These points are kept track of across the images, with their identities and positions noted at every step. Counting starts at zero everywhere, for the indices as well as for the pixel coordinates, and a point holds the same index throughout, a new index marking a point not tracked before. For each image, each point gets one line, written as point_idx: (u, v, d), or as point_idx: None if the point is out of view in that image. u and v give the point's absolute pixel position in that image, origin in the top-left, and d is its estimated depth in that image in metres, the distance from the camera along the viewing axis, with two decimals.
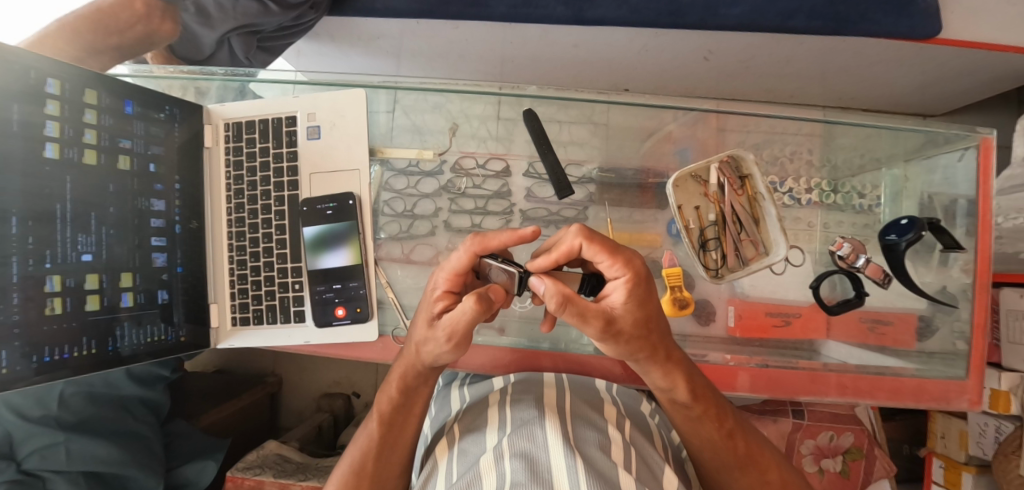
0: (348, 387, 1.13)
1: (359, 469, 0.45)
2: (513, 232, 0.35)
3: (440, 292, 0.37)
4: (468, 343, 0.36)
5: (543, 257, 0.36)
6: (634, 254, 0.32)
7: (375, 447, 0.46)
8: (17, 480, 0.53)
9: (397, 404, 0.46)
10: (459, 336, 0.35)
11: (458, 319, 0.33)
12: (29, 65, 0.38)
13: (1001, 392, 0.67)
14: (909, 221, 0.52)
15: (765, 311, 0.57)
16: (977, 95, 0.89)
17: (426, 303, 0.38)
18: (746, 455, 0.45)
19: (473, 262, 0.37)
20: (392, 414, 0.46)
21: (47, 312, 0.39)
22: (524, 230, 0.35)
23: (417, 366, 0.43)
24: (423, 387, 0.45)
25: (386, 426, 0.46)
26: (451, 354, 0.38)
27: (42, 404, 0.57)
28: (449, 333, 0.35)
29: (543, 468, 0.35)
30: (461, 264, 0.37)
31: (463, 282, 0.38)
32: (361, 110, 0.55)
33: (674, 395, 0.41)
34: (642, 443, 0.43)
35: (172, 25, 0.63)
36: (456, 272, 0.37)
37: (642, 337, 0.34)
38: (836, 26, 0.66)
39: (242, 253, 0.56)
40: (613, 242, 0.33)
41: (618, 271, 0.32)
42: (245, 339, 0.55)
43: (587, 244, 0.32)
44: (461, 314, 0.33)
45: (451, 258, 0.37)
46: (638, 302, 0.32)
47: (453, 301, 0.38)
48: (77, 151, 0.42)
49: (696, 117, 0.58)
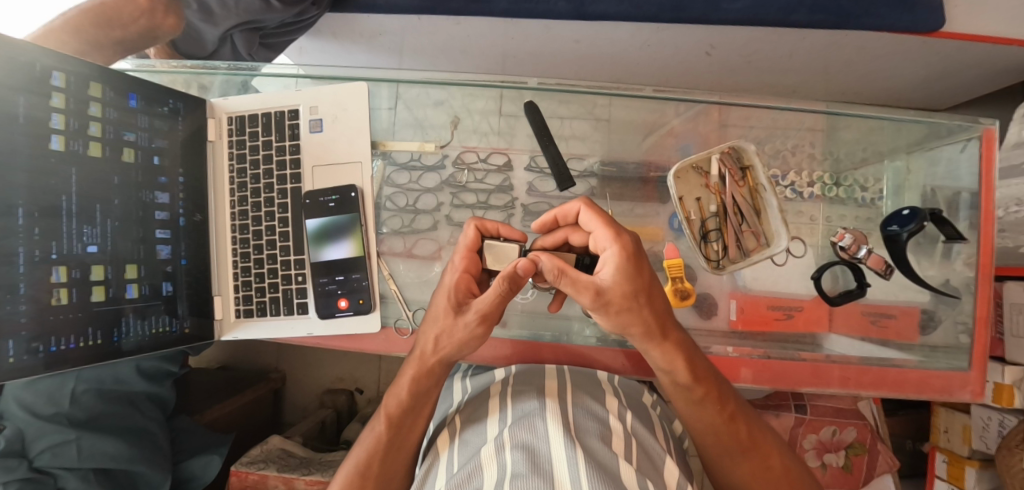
0: (351, 382, 1.14)
1: (366, 472, 0.45)
2: (508, 226, 0.46)
3: (459, 271, 0.42)
4: (496, 322, 0.40)
5: (547, 214, 0.46)
6: (625, 231, 0.36)
7: (382, 448, 0.46)
8: (28, 478, 0.53)
9: (406, 406, 0.46)
10: (490, 317, 0.39)
11: (491, 301, 0.37)
12: (33, 58, 0.38)
13: (1004, 386, 0.67)
14: (911, 211, 0.52)
15: (767, 304, 0.57)
16: (979, 90, 0.89)
17: (445, 291, 0.42)
18: (747, 438, 0.45)
19: (479, 241, 0.45)
20: (399, 416, 0.46)
21: (53, 302, 0.39)
22: (514, 229, 0.47)
23: (436, 363, 0.44)
24: (433, 389, 0.46)
25: (394, 428, 0.47)
26: (478, 338, 0.41)
27: (54, 403, 0.57)
28: (479, 309, 0.38)
29: (544, 460, 0.35)
30: (471, 242, 0.44)
31: (475, 261, 0.44)
32: (363, 103, 0.56)
33: (675, 377, 0.42)
34: (642, 435, 0.43)
35: (175, 19, 0.62)
36: (468, 250, 0.44)
37: (635, 312, 0.35)
38: (839, 20, 0.65)
39: (245, 246, 0.56)
40: (608, 216, 0.38)
41: (608, 242, 0.36)
42: (249, 331, 0.56)
43: (585, 209, 0.39)
44: (494, 296, 0.37)
45: (460, 240, 0.44)
46: (628, 276, 0.34)
47: (470, 281, 0.43)
48: (82, 144, 0.43)
49: (699, 110, 0.58)
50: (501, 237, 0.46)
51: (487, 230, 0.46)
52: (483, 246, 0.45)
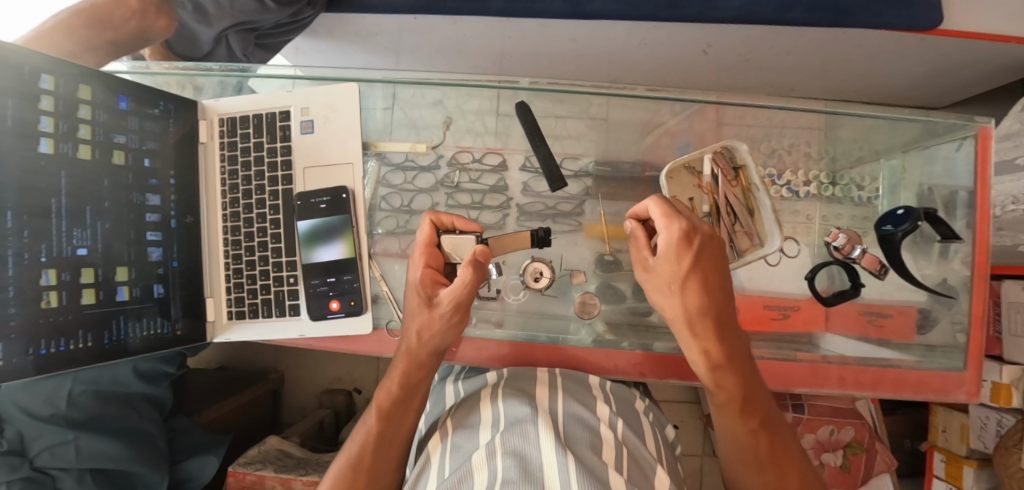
0: (349, 382, 1.14)
1: (357, 465, 0.45)
2: (464, 219, 0.49)
3: (422, 268, 0.47)
4: (468, 305, 0.46)
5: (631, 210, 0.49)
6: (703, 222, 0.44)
7: (374, 441, 0.46)
8: (29, 477, 0.53)
9: (397, 398, 0.47)
10: (462, 303, 0.45)
11: (461, 290, 0.44)
12: (23, 60, 0.38)
13: (1002, 385, 0.67)
14: (905, 211, 0.51)
15: (762, 304, 0.57)
16: (979, 88, 0.88)
17: (414, 287, 0.47)
18: (773, 447, 0.43)
19: (436, 236, 0.48)
20: (391, 409, 0.47)
21: (42, 305, 0.39)
22: (471, 222, 0.49)
23: (421, 355, 0.47)
24: (424, 381, 0.49)
25: (385, 422, 0.47)
26: (455, 324, 0.47)
27: (51, 404, 0.57)
28: (453, 297, 0.44)
29: (535, 467, 0.35)
30: (427, 237, 0.48)
31: (435, 255, 0.48)
32: (355, 104, 0.56)
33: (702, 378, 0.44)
34: (632, 444, 0.43)
35: (167, 20, 0.63)
36: (426, 245, 0.48)
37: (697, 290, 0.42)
38: (835, 18, 0.65)
39: (238, 248, 0.56)
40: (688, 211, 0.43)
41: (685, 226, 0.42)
42: (241, 332, 0.56)
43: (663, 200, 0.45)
44: (464, 285, 0.44)
45: (419, 237, 0.48)
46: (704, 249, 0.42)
47: (434, 274, 0.47)
48: (72, 146, 0.43)
49: (694, 109, 0.58)
50: (457, 231, 0.49)
51: (442, 220, 0.49)
52: (440, 240, 0.49)
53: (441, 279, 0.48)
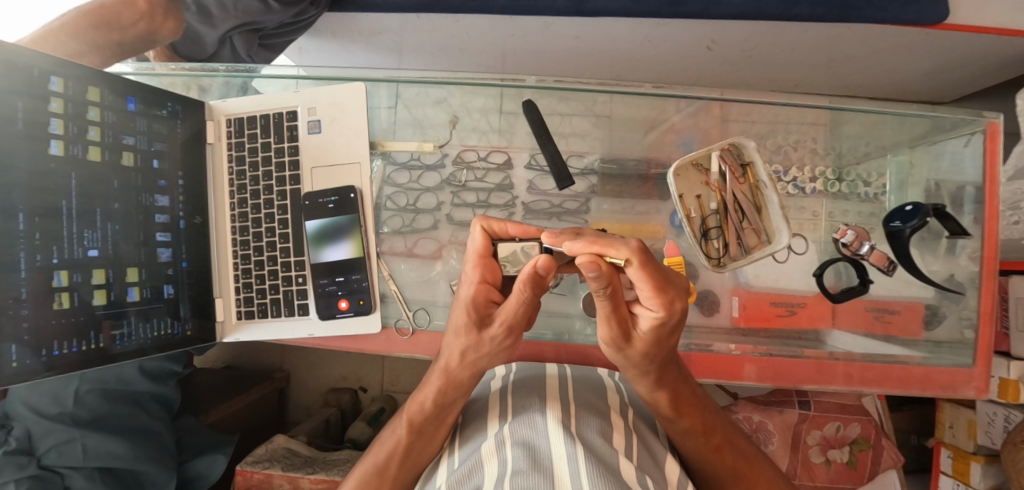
0: (355, 381, 1.14)
1: (382, 471, 0.47)
2: (523, 224, 0.38)
3: (476, 284, 0.37)
4: (522, 328, 0.39)
5: (584, 240, 0.30)
6: (679, 296, 0.31)
7: (403, 450, 0.47)
8: (37, 475, 0.53)
9: (429, 413, 0.46)
10: (517, 327, 0.38)
11: (517, 310, 0.35)
12: (31, 63, 0.39)
13: (1010, 381, 0.67)
14: (914, 207, 0.51)
15: (769, 301, 0.57)
16: (987, 82, 0.87)
17: (462, 305, 0.38)
18: (722, 453, 0.47)
19: (491, 245, 0.38)
20: (422, 423, 0.46)
21: (55, 307, 0.40)
22: (529, 225, 0.38)
23: (458, 376, 0.43)
24: (458, 400, 0.46)
25: (415, 433, 0.46)
26: (504, 344, 0.41)
27: (60, 404, 0.58)
28: (506, 319, 0.37)
29: (544, 456, 0.36)
30: (480, 247, 0.37)
31: (491, 267, 0.38)
32: (361, 103, 0.56)
33: (657, 407, 0.45)
34: (643, 432, 0.46)
35: (174, 23, 0.62)
36: (480, 257, 0.37)
37: (646, 360, 0.38)
38: (841, 12, 0.65)
39: (246, 248, 0.56)
40: (662, 275, 0.30)
41: (653, 305, 0.31)
42: (251, 332, 0.56)
43: (636, 269, 0.28)
44: (519, 304, 0.34)
45: (470, 245, 0.38)
46: (659, 332, 0.34)
47: (489, 291, 0.38)
48: (81, 148, 0.43)
49: (699, 106, 0.57)
50: (514, 238, 0.38)
51: (497, 229, 0.38)
52: (495, 249, 0.38)
53: (497, 298, 0.39)
